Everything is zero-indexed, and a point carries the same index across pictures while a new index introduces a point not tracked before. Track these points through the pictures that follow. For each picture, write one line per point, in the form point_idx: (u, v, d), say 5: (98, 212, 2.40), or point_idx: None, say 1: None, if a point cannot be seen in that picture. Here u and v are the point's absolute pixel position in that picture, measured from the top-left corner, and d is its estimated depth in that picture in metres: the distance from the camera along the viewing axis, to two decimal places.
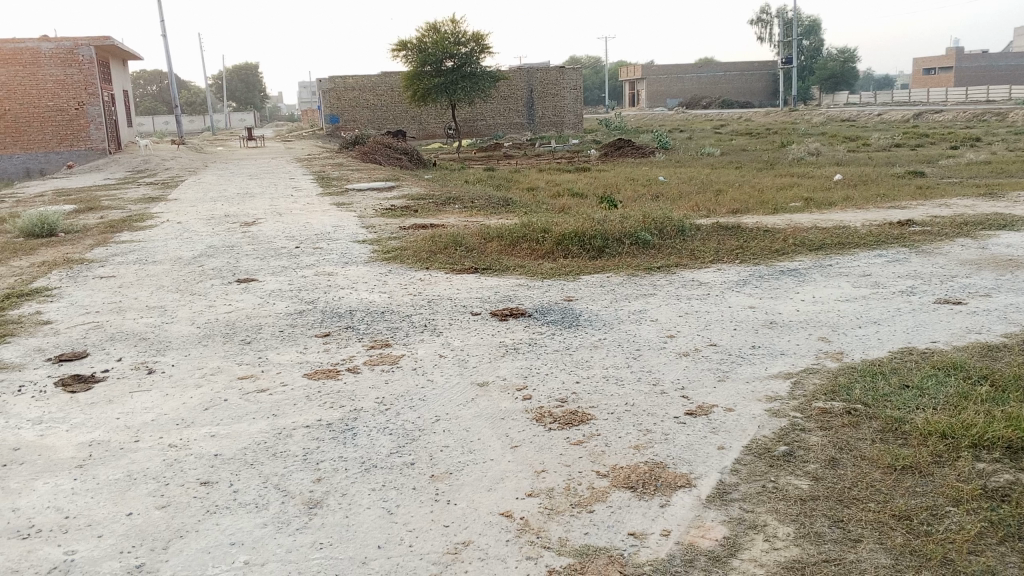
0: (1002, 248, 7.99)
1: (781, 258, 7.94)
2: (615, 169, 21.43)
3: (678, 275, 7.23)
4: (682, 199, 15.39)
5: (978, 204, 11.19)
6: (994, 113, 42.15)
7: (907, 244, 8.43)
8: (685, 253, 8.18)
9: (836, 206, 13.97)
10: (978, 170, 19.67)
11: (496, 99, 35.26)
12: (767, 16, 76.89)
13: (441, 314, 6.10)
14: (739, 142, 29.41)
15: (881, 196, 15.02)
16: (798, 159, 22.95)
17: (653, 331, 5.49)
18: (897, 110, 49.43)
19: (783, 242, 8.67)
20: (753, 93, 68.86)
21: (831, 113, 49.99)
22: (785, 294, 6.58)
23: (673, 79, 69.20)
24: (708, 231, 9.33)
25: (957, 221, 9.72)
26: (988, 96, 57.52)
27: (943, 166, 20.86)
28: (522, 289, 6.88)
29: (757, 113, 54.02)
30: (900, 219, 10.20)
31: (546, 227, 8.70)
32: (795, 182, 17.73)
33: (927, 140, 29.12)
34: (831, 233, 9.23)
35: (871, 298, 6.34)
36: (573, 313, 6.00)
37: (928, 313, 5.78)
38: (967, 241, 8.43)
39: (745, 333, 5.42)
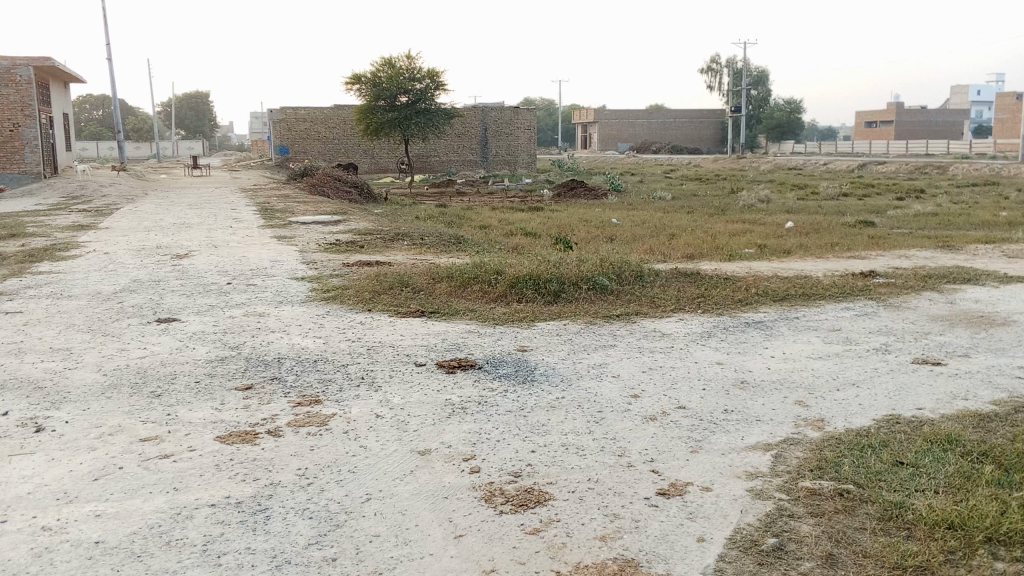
0: (972, 304, 7.71)
1: (744, 309, 7.53)
2: (569, 210, 21.13)
3: (639, 324, 6.75)
4: (637, 242, 15.06)
5: (937, 257, 11.02)
6: (935, 165, 43.26)
7: (874, 297, 8.13)
8: (646, 300, 7.72)
9: (791, 254, 13.76)
10: (926, 221, 19.83)
11: (449, 135, 34.96)
12: (716, 65, 78.63)
13: (380, 365, 5.49)
14: (690, 187, 29.48)
15: (835, 244, 14.91)
16: (750, 205, 22.97)
17: (615, 389, 4.96)
18: (842, 159, 50.52)
19: (746, 290, 8.30)
20: (703, 139, 70.06)
21: (778, 162, 50.94)
22: (753, 347, 6.15)
23: (625, 123, 70.17)
24: (668, 277, 8.92)
25: (920, 274, 9.48)
26: (927, 148, 59.24)
27: (891, 216, 21.02)
28: (472, 336, 6.32)
29: (707, 159, 54.79)
30: (861, 269, 9.93)
31: (499, 269, 8.19)
32: (748, 228, 17.58)
33: (874, 190, 29.52)
34: (794, 282, 8.89)
35: (845, 356, 5.93)
36: (527, 366, 5.45)
37: (908, 375, 5.37)
38: (934, 295, 8.16)
39: (715, 393, 4.93)
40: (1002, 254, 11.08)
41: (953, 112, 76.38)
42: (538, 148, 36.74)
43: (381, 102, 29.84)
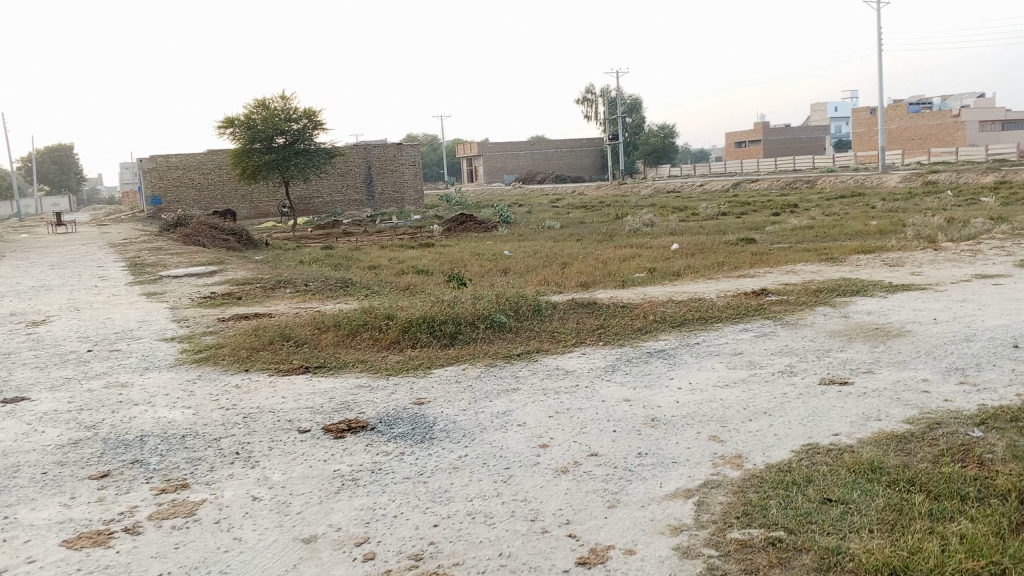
0: (864, 317, 7.74)
1: (647, 336, 7.30)
2: (459, 244, 20.80)
3: (540, 362, 6.39)
4: (529, 273, 14.85)
5: (822, 270, 11.23)
6: (803, 180, 45.35)
7: (770, 316, 8.05)
8: (546, 335, 7.39)
9: (681, 275, 13.82)
10: (804, 235, 20.49)
11: (332, 175, 34.16)
12: (592, 95, 80.67)
13: (258, 436, 4.93)
14: (578, 215, 29.72)
15: (723, 263, 15.12)
16: (636, 229, 23.27)
17: (521, 440, 4.57)
18: (719, 179, 52.35)
19: (644, 317, 8.03)
20: (585, 167, 71.45)
21: (658, 185, 52.34)
22: (659, 379, 5.80)
23: (509, 155, 70.84)
24: (565, 309, 8.63)
25: (810, 289, 9.55)
26: (795, 164, 62.26)
27: (770, 232, 21.67)
28: (362, 392, 5.81)
29: (590, 187, 55.76)
30: (753, 288, 9.93)
31: (389, 313, 7.70)
32: (637, 253, 17.67)
33: (750, 208, 30.54)
34: (690, 305, 8.77)
35: (753, 381, 5.73)
36: (424, 421, 5.00)
37: (818, 399, 5.20)
38: (827, 311, 8.16)
39: (627, 435, 4.60)
40: (882, 264, 11.38)
41: (815, 129, 80.75)
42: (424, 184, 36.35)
43: (256, 144, 28.87)
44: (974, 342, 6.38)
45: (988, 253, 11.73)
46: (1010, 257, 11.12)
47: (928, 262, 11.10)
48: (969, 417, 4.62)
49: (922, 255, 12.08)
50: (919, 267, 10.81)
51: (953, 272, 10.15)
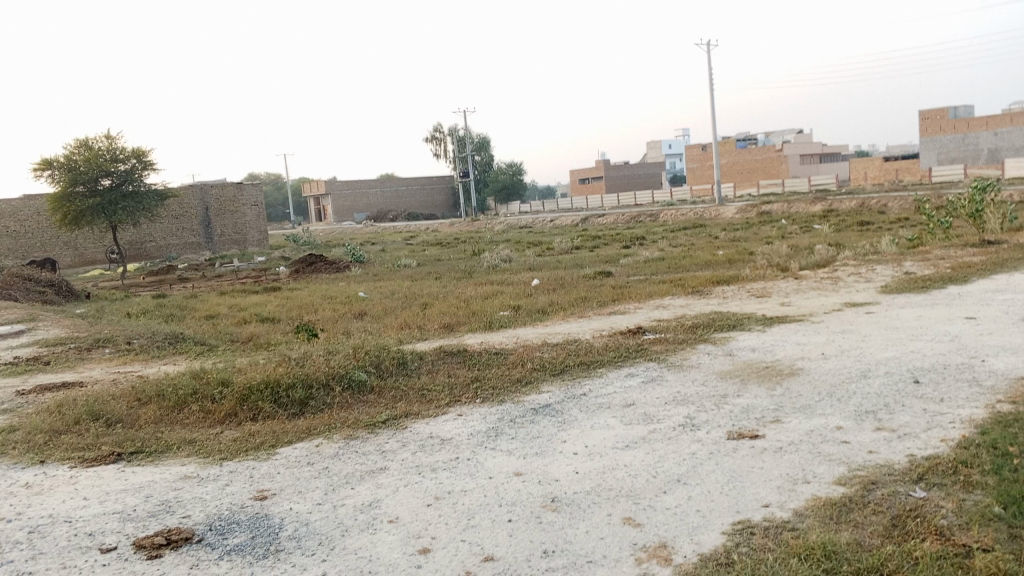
0: (750, 353, 7.28)
1: (528, 385, 6.52)
2: (308, 288, 19.45)
3: (411, 430, 5.44)
4: (387, 317, 13.83)
5: (691, 303, 10.62)
6: (648, 213, 46.68)
7: (653, 357, 7.26)
8: (413, 394, 6.44)
9: (545, 313, 13.25)
10: (659, 266, 20.55)
11: (165, 218, 31.67)
12: (439, 133, 80.34)
13: (45, 563, 3.72)
14: (433, 252, 28.89)
15: (587, 298, 14.66)
16: (494, 265, 22.70)
17: (394, 546, 3.62)
18: (568, 215, 53.11)
19: (521, 365, 7.22)
20: (436, 205, 70.89)
21: (509, 221, 52.45)
22: (549, 443, 4.97)
23: (357, 193, 69.21)
24: (433, 359, 7.70)
25: (685, 322, 9.08)
26: (638, 199, 64.35)
27: (625, 264, 21.65)
28: (188, 487, 4.68)
29: (442, 224, 55.14)
30: (627, 323, 9.37)
31: (225, 380, 6.57)
32: (499, 290, 17.02)
33: (602, 241, 30.80)
34: (567, 346, 8.09)
35: (655, 437, 5.00)
36: (268, 527, 3.97)
37: (733, 458, 4.54)
38: (710, 347, 7.67)
39: (526, 526, 3.74)
40: (749, 294, 11.12)
41: (654, 164, 84.10)
42: (267, 225, 34.40)
43: (78, 187, 26.31)
44: (874, 380, 6.01)
45: (847, 280, 11.79)
46: (869, 284, 11.19)
47: (794, 292, 10.94)
48: (904, 471, 4.10)
49: (785, 284, 12.03)
50: (786, 296, 10.65)
51: (822, 301, 10.00)
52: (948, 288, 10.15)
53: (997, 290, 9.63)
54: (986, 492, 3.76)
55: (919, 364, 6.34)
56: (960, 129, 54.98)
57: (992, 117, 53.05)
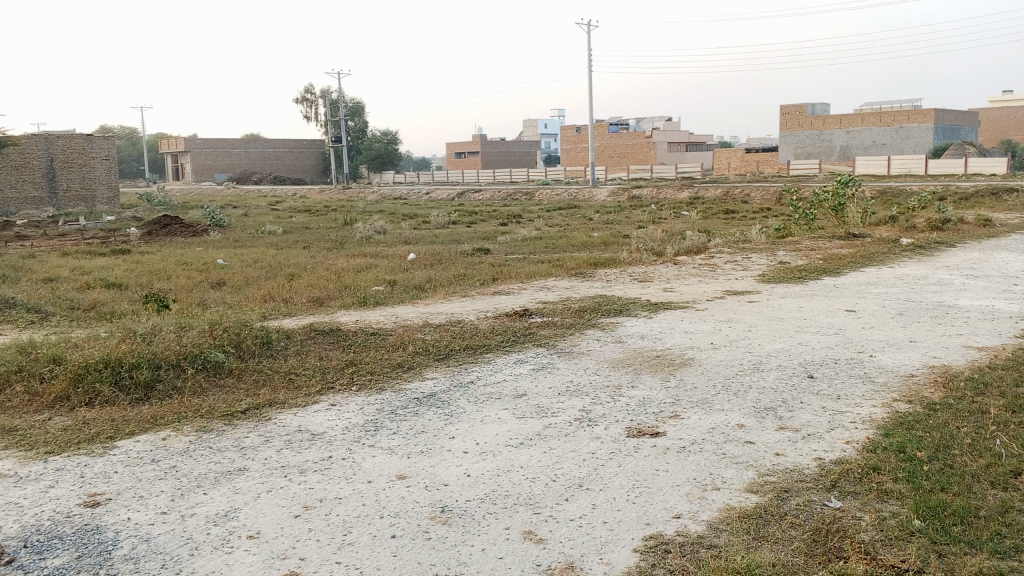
0: (640, 340, 7.00)
1: (408, 371, 5.98)
2: (163, 252, 18.01)
3: (275, 423, 4.81)
4: (249, 288, 12.86)
5: (575, 285, 10.28)
6: (523, 190, 46.63)
7: (542, 342, 6.86)
8: (279, 379, 5.79)
9: (420, 289, 12.67)
10: (535, 245, 20.30)
11: (3, 169, 28.84)
12: (312, 96, 77.41)
13: None
14: (301, 220, 27.56)
15: (465, 275, 14.18)
16: (366, 236, 21.84)
17: (255, 571, 3.05)
18: (443, 188, 52.34)
19: (400, 348, 6.67)
20: (305, 170, 68.37)
21: (382, 191, 51.18)
22: (434, 439, 4.47)
23: (221, 153, 65.78)
24: (302, 339, 7.02)
25: (570, 304, 8.74)
26: (513, 176, 64.33)
27: (502, 242, 21.29)
28: (0, 489, 3.89)
29: (311, 190, 53.13)
30: (510, 303, 8.93)
31: (57, 357, 5.70)
32: (372, 263, 16.26)
33: (478, 217, 30.37)
34: (448, 327, 7.57)
35: (551, 432, 4.58)
36: (100, 544, 3.29)
37: (636, 458, 4.18)
38: (598, 331, 7.34)
39: (413, 544, 3.24)
40: (631, 277, 10.89)
41: (530, 143, 84.39)
42: (120, 181, 31.89)
43: None
44: (767, 374, 5.84)
45: (725, 268, 11.77)
46: (746, 273, 11.23)
47: (676, 277, 10.77)
48: (815, 478, 3.85)
49: (665, 268, 11.90)
50: (668, 281, 10.52)
51: (704, 287, 9.88)
52: (822, 279, 10.28)
53: (868, 284, 9.83)
54: (901, 501, 3.55)
55: (810, 358, 6.24)
56: (816, 126, 57.93)
57: (845, 116, 56.17)
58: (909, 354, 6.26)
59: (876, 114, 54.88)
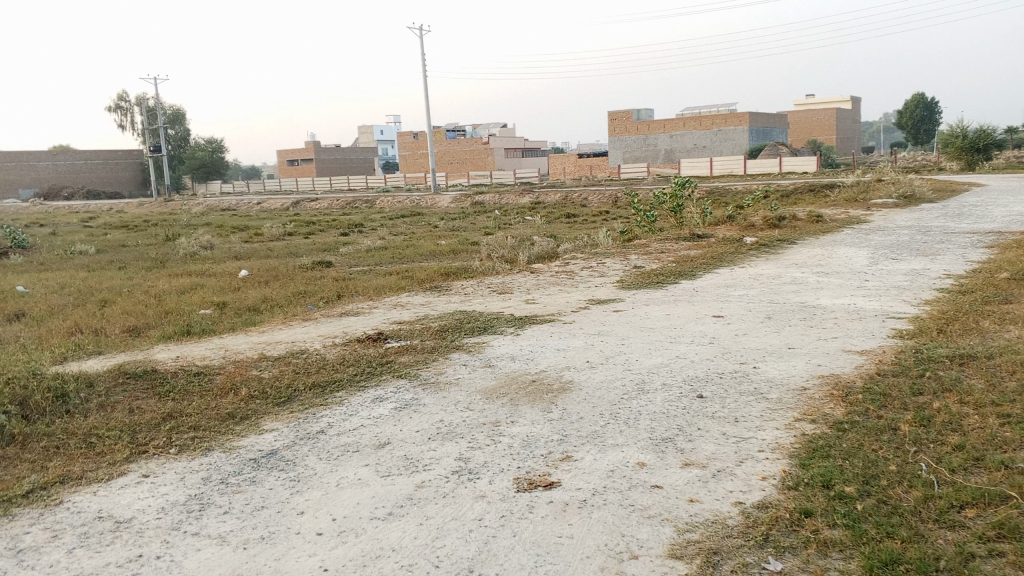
0: (510, 359, 6.30)
1: (243, 423, 5.01)
2: None
3: (67, 510, 3.75)
4: (51, 319, 11.15)
5: (431, 301, 9.45)
6: (361, 199, 45.16)
7: (401, 372, 6.01)
8: (75, 447, 4.64)
9: (253, 312, 11.44)
10: (379, 256, 19.27)
11: None
12: (125, 103, 71.95)
13: None
14: (116, 237, 25.06)
15: (305, 292, 13.02)
16: (192, 253, 20.01)
17: None
18: (275, 198, 49.90)
19: (231, 393, 5.63)
20: (121, 182, 63.42)
21: (208, 203, 48.03)
22: (279, 518, 3.56)
23: (23, 166, 59.80)
24: (109, 387, 5.83)
25: (425, 322, 7.92)
26: (350, 184, 62.52)
27: (343, 254, 20.13)
28: None
29: (128, 204, 49.19)
30: (360, 325, 7.98)
31: None
32: (198, 283, 14.72)
33: (316, 227, 28.86)
34: (289, 360, 6.57)
35: (425, 493, 3.78)
36: None
37: (532, 521, 3.46)
38: (462, 352, 6.58)
39: None
40: (488, 289, 10.16)
41: (365, 150, 82.58)
42: None
43: None
44: (655, 394, 5.29)
45: (583, 274, 11.27)
46: (604, 278, 10.81)
47: (534, 287, 10.14)
48: (742, 532, 3.27)
49: (522, 277, 11.28)
50: (528, 291, 9.90)
51: (567, 297, 9.31)
52: (682, 283, 9.99)
53: (727, 286, 9.62)
54: (847, 556, 3.03)
55: (695, 373, 5.75)
56: (642, 130, 60.09)
57: (668, 121, 58.57)
58: (793, 363, 5.93)
59: (696, 119, 57.58)
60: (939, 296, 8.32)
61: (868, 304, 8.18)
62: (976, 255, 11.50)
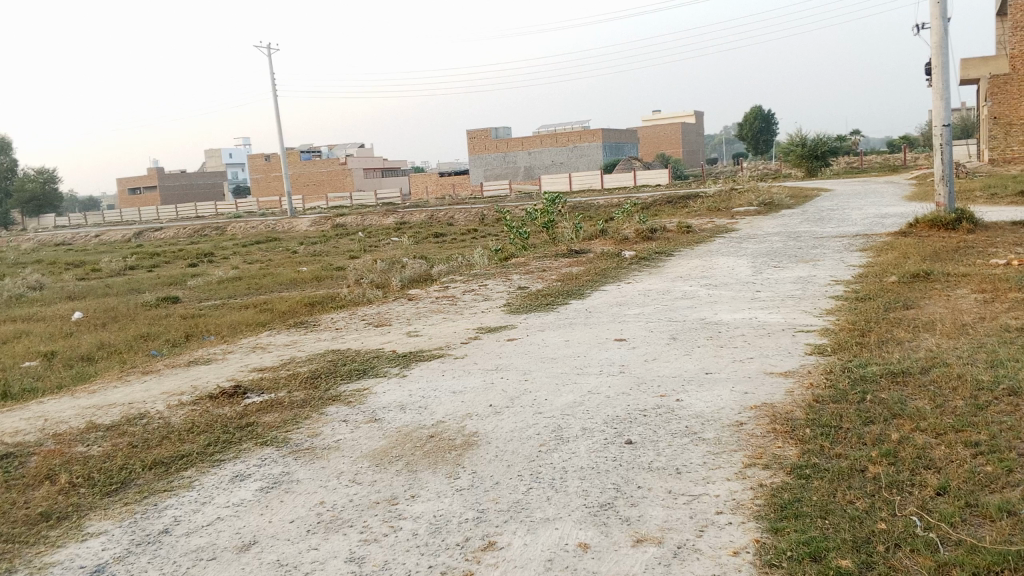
0: (397, 409, 5.34)
1: (62, 528, 3.86)
2: None
3: None
4: None
5: (298, 340, 8.35)
6: (212, 226, 42.56)
7: (267, 437, 4.96)
8: None
9: (85, 362, 9.92)
10: (234, 288, 17.72)
11: None
12: None
13: None
14: None
15: (150, 335, 11.55)
16: (16, 296, 17.76)
17: None
18: (116, 229, 46.32)
19: (47, 483, 4.43)
20: None
21: (39, 238, 43.94)
22: None
23: None
24: None
25: (292, 367, 6.84)
26: (199, 211, 59.13)
27: (193, 287, 18.43)
28: None
29: None
30: (215, 376, 6.81)
31: None
32: (22, 330, 12.85)
33: (161, 260, 26.66)
34: (129, 428, 5.38)
35: None
36: None
37: None
38: (340, 404, 5.58)
39: None
40: (364, 322, 9.16)
41: (213, 176, 78.74)
42: None
43: None
44: (576, 441, 4.51)
45: (464, 299, 10.47)
46: (487, 302, 10.06)
47: (415, 317, 9.23)
48: None
49: (398, 306, 10.33)
50: (407, 322, 8.98)
51: (452, 326, 8.46)
52: (571, 304, 9.36)
53: (620, 305, 9.05)
54: None
55: (614, 411, 5.01)
56: (500, 148, 60.21)
57: (526, 139, 59.03)
58: (718, 392, 5.30)
59: (552, 136, 58.48)
60: (838, 305, 8.05)
61: (770, 317, 7.81)
62: (853, 259, 11.54)
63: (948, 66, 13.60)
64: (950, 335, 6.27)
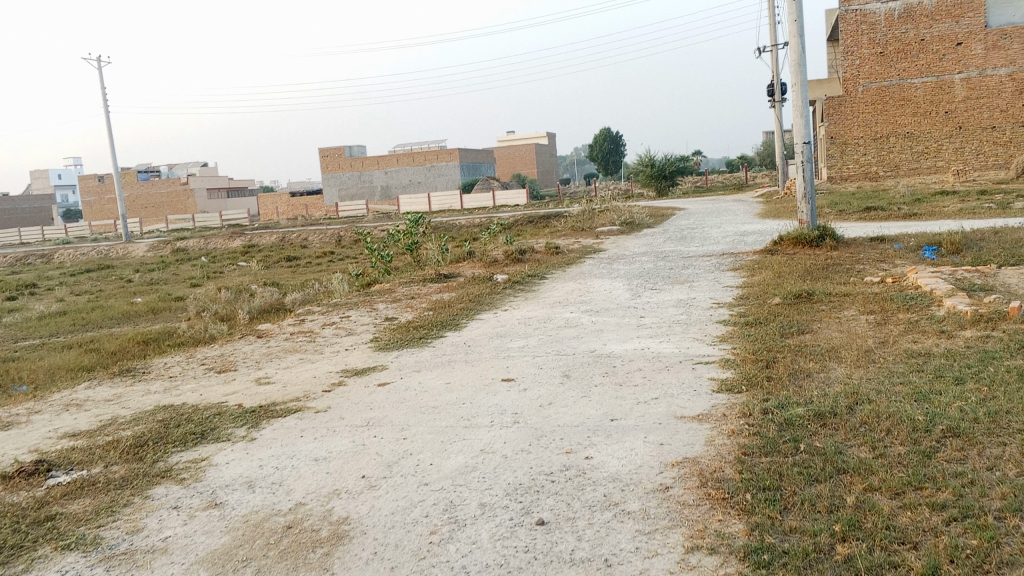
0: (246, 488, 4.28)
1: None
2: None
3: None
4: None
5: (125, 392, 7.05)
6: (35, 253, 38.68)
7: (72, 538, 3.80)
8: None
9: None
10: (55, 325, 15.67)
11: None
12: None
13: None
14: None
15: None
16: None
17: None
18: None
19: None
20: None
21: None
22: None
23: None
24: None
25: (110, 432, 5.60)
26: (22, 237, 53.96)
27: (6, 325, 16.20)
28: None
29: None
30: (11, 447, 5.46)
31: None
32: None
33: None
34: None
35: None
36: None
37: None
38: (172, 483, 4.46)
39: None
40: (206, 367, 7.93)
41: (37, 199, 72.40)
42: None
43: None
44: (476, 524, 3.64)
45: (324, 334, 9.38)
46: (350, 337, 9.02)
47: (266, 359, 8.08)
48: None
49: (247, 345, 9.10)
50: (256, 364, 7.83)
51: (311, 368, 7.40)
52: (446, 337, 8.49)
53: (500, 337, 8.28)
54: None
55: (515, 479, 4.17)
56: (355, 167, 58.34)
57: (382, 157, 57.67)
58: (630, 446, 4.57)
59: (409, 155, 57.55)
60: (730, 331, 7.59)
61: (663, 347, 7.25)
62: (729, 280, 11.30)
63: (806, 85, 13.73)
64: (858, 364, 5.87)
